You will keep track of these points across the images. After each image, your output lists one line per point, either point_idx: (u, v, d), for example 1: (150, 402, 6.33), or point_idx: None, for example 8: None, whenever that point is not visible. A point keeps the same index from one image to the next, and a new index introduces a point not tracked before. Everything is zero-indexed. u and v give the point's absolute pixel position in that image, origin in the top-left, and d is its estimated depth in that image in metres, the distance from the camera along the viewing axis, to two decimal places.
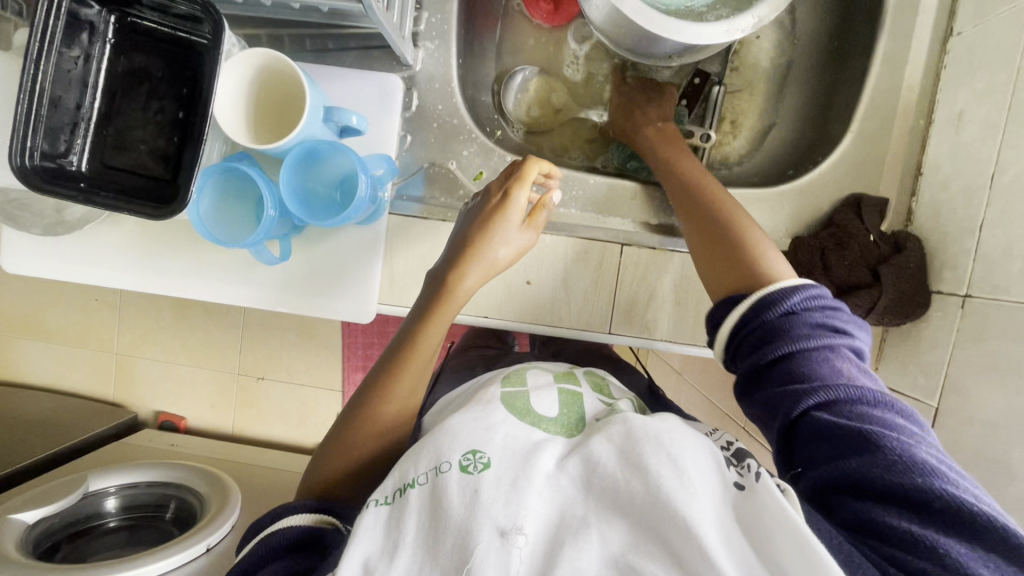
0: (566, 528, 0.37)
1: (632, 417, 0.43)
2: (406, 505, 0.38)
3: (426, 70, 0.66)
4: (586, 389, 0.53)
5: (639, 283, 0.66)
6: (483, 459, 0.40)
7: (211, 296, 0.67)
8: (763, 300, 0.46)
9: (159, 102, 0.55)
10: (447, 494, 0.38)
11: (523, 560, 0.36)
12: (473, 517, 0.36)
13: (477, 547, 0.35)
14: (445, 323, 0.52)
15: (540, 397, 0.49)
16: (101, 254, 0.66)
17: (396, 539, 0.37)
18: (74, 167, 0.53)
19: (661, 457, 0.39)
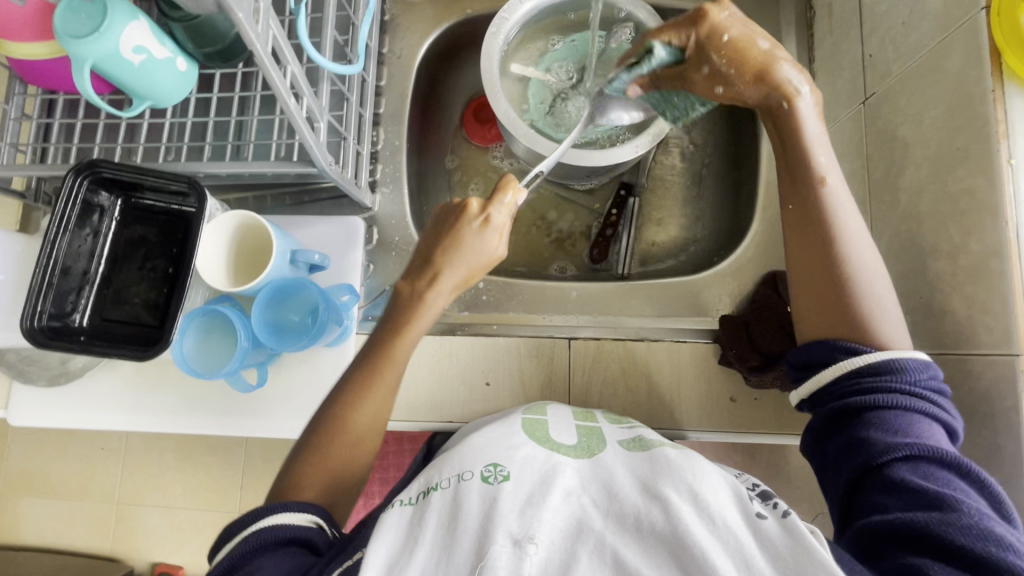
0: (583, 541, 0.44)
1: (664, 450, 0.52)
2: (428, 505, 0.48)
3: (384, 210, 0.77)
4: (603, 422, 0.61)
5: (591, 372, 0.71)
6: (502, 471, 0.50)
7: (194, 429, 0.71)
8: (880, 360, 0.46)
9: (153, 262, 0.65)
10: (469, 496, 0.47)
11: (533, 562, 0.42)
12: (491, 519, 0.45)
13: (495, 550, 0.43)
14: (377, 394, 0.58)
15: (556, 422, 0.60)
16: (97, 399, 0.73)
17: (417, 535, 0.45)
18: (76, 323, 0.61)
19: (681, 487, 0.46)
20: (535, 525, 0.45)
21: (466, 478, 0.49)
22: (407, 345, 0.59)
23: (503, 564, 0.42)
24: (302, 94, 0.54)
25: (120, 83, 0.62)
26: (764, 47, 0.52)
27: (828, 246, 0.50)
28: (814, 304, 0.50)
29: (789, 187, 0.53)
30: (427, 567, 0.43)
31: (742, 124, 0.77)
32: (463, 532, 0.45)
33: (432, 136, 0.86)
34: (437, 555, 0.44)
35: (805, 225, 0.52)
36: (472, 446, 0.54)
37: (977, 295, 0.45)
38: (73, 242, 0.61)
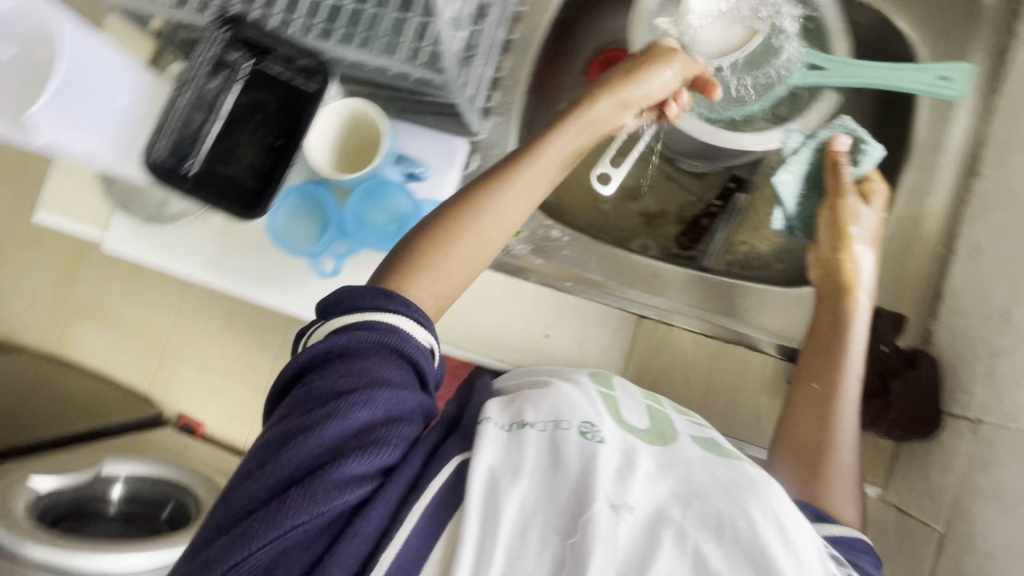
0: (665, 522, 0.45)
1: (746, 469, 0.50)
2: (524, 438, 0.49)
3: (489, 138, 0.75)
4: (671, 411, 0.60)
5: (653, 354, 0.70)
6: (597, 433, 0.50)
7: (264, 300, 0.74)
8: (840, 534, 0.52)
9: (265, 131, 0.66)
10: (567, 448, 0.49)
11: (626, 530, 0.44)
12: (588, 477, 0.46)
13: (596, 510, 0.44)
14: (528, 175, 0.58)
15: (623, 402, 0.58)
16: (179, 246, 0.77)
17: (518, 462, 0.47)
18: (185, 170, 0.63)
19: (768, 518, 0.45)
20: (631, 494, 0.46)
21: (564, 428, 0.50)
22: (563, 140, 0.59)
23: (603, 527, 0.43)
24: None
25: None
26: (862, 210, 0.63)
27: (829, 429, 0.58)
28: (796, 467, 0.57)
29: (812, 366, 0.60)
30: (525, 504, 0.45)
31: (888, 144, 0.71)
32: (563, 483, 0.47)
33: (553, 77, 0.83)
34: (539, 487, 0.46)
35: (825, 400, 0.59)
36: (569, 395, 0.55)
37: None
38: (200, 92, 0.62)
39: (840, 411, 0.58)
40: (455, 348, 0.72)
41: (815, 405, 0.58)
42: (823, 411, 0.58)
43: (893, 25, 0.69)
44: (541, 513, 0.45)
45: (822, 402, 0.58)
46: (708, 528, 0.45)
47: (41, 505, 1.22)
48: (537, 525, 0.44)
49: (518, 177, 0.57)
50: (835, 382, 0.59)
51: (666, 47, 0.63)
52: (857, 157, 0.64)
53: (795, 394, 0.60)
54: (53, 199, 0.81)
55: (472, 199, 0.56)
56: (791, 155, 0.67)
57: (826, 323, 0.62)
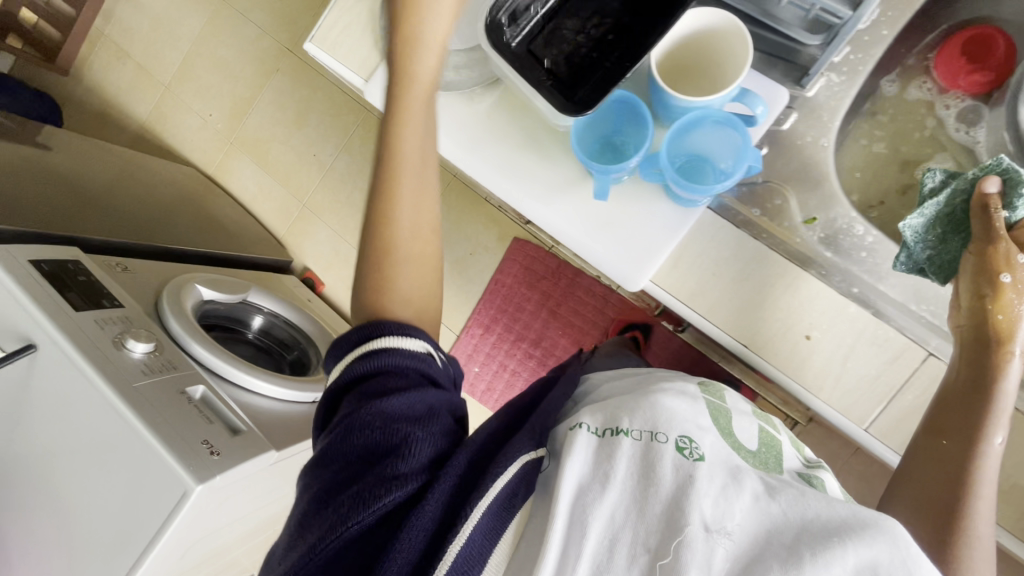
0: (768, 548, 0.48)
1: (859, 508, 0.50)
2: (618, 445, 0.56)
3: (816, 99, 0.65)
4: (783, 439, 0.66)
5: (920, 396, 0.63)
6: (696, 449, 0.56)
7: (510, 199, 0.71)
8: None
9: (598, 20, 0.59)
10: (662, 460, 0.54)
11: (724, 553, 0.49)
12: (680, 498, 0.51)
13: (689, 531, 0.49)
14: (411, 122, 0.62)
15: (740, 421, 0.65)
16: (439, 115, 0.73)
17: (607, 472, 0.54)
18: (507, 36, 0.57)
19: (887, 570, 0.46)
20: (727, 520, 0.50)
21: (660, 441, 0.56)
22: (415, 113, 0.62)
23: (698, 551, 0.48)
24: None
25: None
26: (1018, 259, 0.57)
27: (952, 489, 0.57)
28: (915, 508, 0.58)
29: (943, 424, 0.59)
30: (618, 514, 0.51)
31: None
32: (654, 497, 0.52)
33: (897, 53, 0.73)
34: (629, 503, 0.52)
35: (959, 461, 0.58)
36: (668, 406, 0.60)
37: None
38: None
39: (975, 472, 0.57)
40: (698, 316, 0.67)
41: (936, 466, 0.59)
42: (947, 471, 0.58)
43: None
44: (635, 523, 0.50)
45: (946, 466, 0.58)
46: (819, 556, 0.47)
47: (203, 308, 1.35)
48: (629, 536, 0.50)
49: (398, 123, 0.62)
50: (970, 444, 0.57)
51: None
52: (1012, 200, 0.58)
53: (909, 455, 0.61)
54: (326, 32, 0.79)
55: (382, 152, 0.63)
56: (928, 195, 0.61)
57: (958, 391, 0.60)
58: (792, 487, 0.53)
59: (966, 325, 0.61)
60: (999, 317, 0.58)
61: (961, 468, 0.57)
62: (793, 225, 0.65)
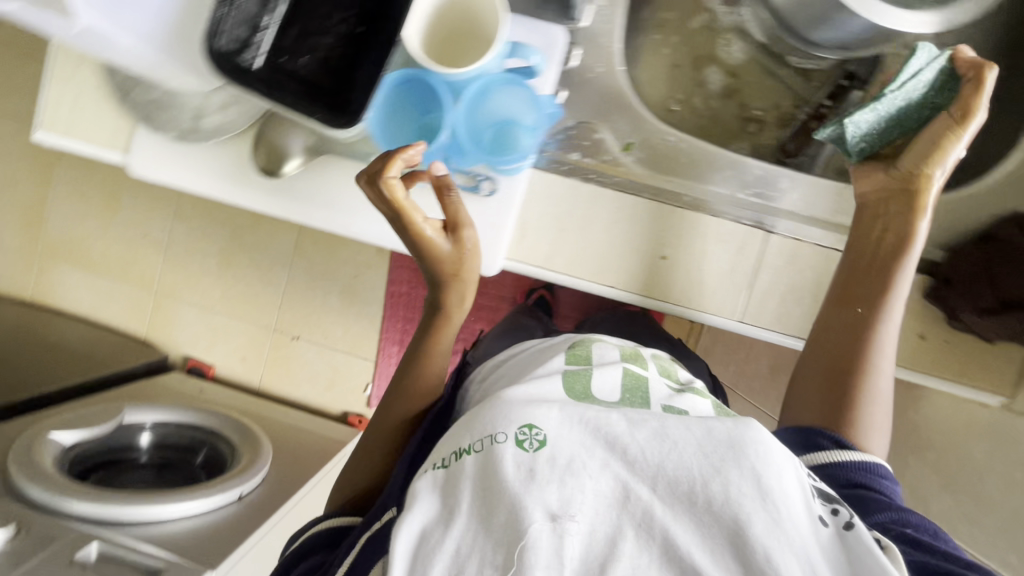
0: (628, 516, 0.42)
1: (715, 425, 0.44)
2: (461, 471, 0.47)
3: (592, 28, 0.64)
4: (652, 373, 0.59)
5: (779, 274, 0.64)
6: (537, 435, 0.46)
7: (339, 227, 0.65)
8: (865, 460, 0.52)
9: (343, 14, 0.53)
10: (502, 461, 0.45)
11: (574, 544, 0.41)
12: (524, 496, 0.42)
13: (530, 529, 0.41)
14: (457, 307, 0.63)
15: (601, 371, 0.57)
16: (229, 167, 0.65)
17: (452, 506, 0.45)
18: (250, 63, 0.51)
19: (746, 477, 0.42)
20: (574, 502, 0.42)
21: (499, 441, 0.46)
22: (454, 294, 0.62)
23: (546, 548, 0.40)
24: None
25: None
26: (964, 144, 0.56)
27: (864, 356, 0.57)
28: (823, 394, 0.58)
29: (855, 291, 0.58)
30: (462, 543, 0.43)
31: None
32: (499, 508, 0.43)
33: None
34: (473, 528, 0.43)
35: (865, 325, 0.57)
36: (506, 397, 0.50)
37: None
38: None
39: (880, 334, 0.57)
40: (560, 276, 0.65)
41: (850, 339, 0.58)
42: (857, 341, 0.57)
43: None
44: (480, 544, 0.42)
45: (864, 334, 0.57)
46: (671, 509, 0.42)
47: (69, 455, 1.16)
48: (476, 562, 0.42)
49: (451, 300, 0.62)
50: (877, 304, 0.57)
51: (388, 182, 0.52)
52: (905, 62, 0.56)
53: (821, 326, 0.60)
54: (52, 111, 0.66)
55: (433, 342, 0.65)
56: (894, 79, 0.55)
57: (869, 248, 0.58)
58: (651, 419, 0.46)
59: (879, 188, 0.59)
60: (916, 174, 0.56)
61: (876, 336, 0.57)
62: (613, 157, 0.65)
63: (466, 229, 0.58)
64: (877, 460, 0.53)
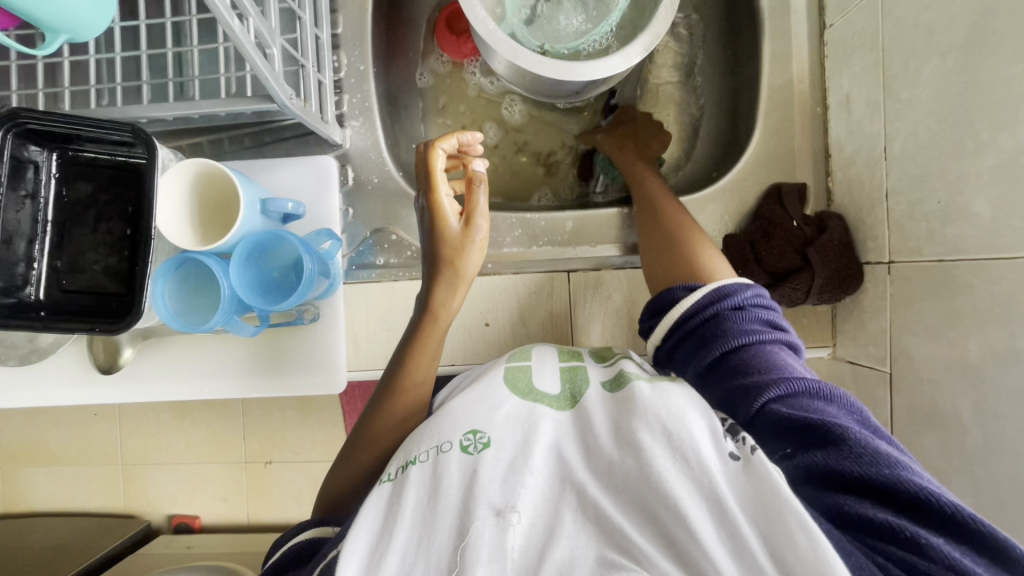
0: (562, 502, 0.39)
1: (636, 390, 0.43)
2: (406, 481, 0.40)
3: (356, 146, 0.70)
4: (591, 363, 0.51)
5: (593, 304, 0.69)
6: (483, 438, 0.42)
7: (188, 395, 0.68)
8: (707, 293, 0.51)
9: (107, 223, 0.58)
10: (447, 473, 0.40)
11: (517, 535, 0.38)
12: (471, 492, 0.39)
13: (474, 524, 0.38)
14: (432, 349, 0.54)
15: (539, 367, 0.50)
16: (74, 374, 0.69)
17: (397, 514, 0.39)
18: (32, 297, 0.56)
19: (656, 438, 0.39)
20: (517, 493, 0.39)
21: (444, 450, 0.41)
22: (424, 360, 0.54)
23: (488, 541, 0.37)
24: (243, 12, 0.46)
25: (29, 17, 0.50)
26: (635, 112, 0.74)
27: (666, 229, 0.59)
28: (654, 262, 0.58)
29: (651, 216, 0.62)
30: (408, 551, 0.38)
31: (739, 23, 0.71)
32: (444, 505, 0.39)
33: (402, 47, 0.77)
34: (418, 534, 0.39)
35: (655, 222, 0.61)
36: (451, 404, 0.45)
37: (1003, 195, 0.43)
38: (13, 203, 0.54)
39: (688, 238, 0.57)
40: None
41: (660, 243, 0.59)
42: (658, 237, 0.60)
43: None
44: (426, 549, 0.38)
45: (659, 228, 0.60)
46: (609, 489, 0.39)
47: None
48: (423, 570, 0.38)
49: (427, 344, 0.54)
50: (647, 200, 0.63)
51: (432, 150, 0.54)
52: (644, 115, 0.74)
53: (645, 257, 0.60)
54: None
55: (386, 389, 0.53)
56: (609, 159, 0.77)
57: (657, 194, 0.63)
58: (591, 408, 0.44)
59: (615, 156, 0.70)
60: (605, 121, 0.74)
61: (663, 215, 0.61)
62: (414, 250, 0.71)
63: (480, 217, 0.54)
64: (752, 283, 0.51)
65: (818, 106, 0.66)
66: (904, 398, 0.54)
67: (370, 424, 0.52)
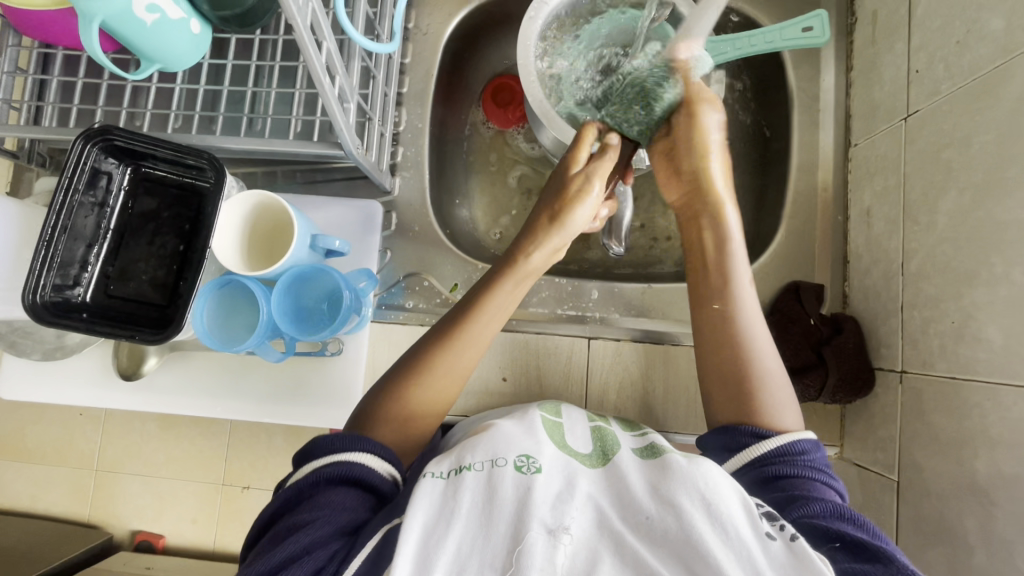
0: (604, 543, 0.41)
1: (676, 455, 0.46)
2: (462, 482, 0.44)
3: (403, 194, 0.75)
4: (616, 426, 0.56)
5: (610, 372, 0.70)
6: (535, 463, 0.46)
7: (202, 411, 0.69)
8: (782, 443, 0.50)
9: (163, 238, 0.62)
10: (501, 485, 0.43)
11: (566, 554, 0.40)
12: (525, 506, 0.42)
13: (528, 538, 0.40)
14: (513, 291, 0.58)
15: (572, 426, 0.54)
16: (93, 377, 0.70)
17: (453, 507, 0.42)
18: (79, 298, 0.58)
19: (694, 494, 0.42)
20: (566, 515, 0.42)
21: (499, 464, 0.45)
22: (514, 288, 0.58)
23: (539, 554, 0.39)
24: (333, 74, 0.51)
25: (127, 42, 0.53)
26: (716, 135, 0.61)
27: (738, 364, 0.55)
28: (728, 395, 0.55)
29: (706, 286, 0.59)
30: (461, 545, 0.41)
31: (769, 128, 0.77)
32: (498, 516, 0.42)
33: (457, 109, 0.83)
34: (474, 531, 0.41)
35: (724, 317, 0.57)
36: (500, 429, 0.50)
37: (1014, 326, 0.46)
38: (81, 209, 0.57)
39: (745, 319, 0.57)
40: None
41: (722, 362, 0.56)
42: (727, 372, 0.55)
43: (750, 20, 0.75)
44: (480, 550, 0.40)
45: (724, 349, 0.56)
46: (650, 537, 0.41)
47: None
48: (475, 566, 0.40)
49: (502, 299, 0.58)
50: (725, 291, 0.58)
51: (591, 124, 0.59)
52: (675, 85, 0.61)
53: (699, 345, 0.58)
54: None
55: (455, 340, 0.56)
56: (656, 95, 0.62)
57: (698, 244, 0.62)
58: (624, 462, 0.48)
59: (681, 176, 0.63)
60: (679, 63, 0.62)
61: (741, 344, 0.56)
62: (443, 298, 0.73)
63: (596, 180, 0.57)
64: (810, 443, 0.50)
65: (841, 212, 0.70)
66: (911, 508, 0.55)
67: (420, 384, 0.55)
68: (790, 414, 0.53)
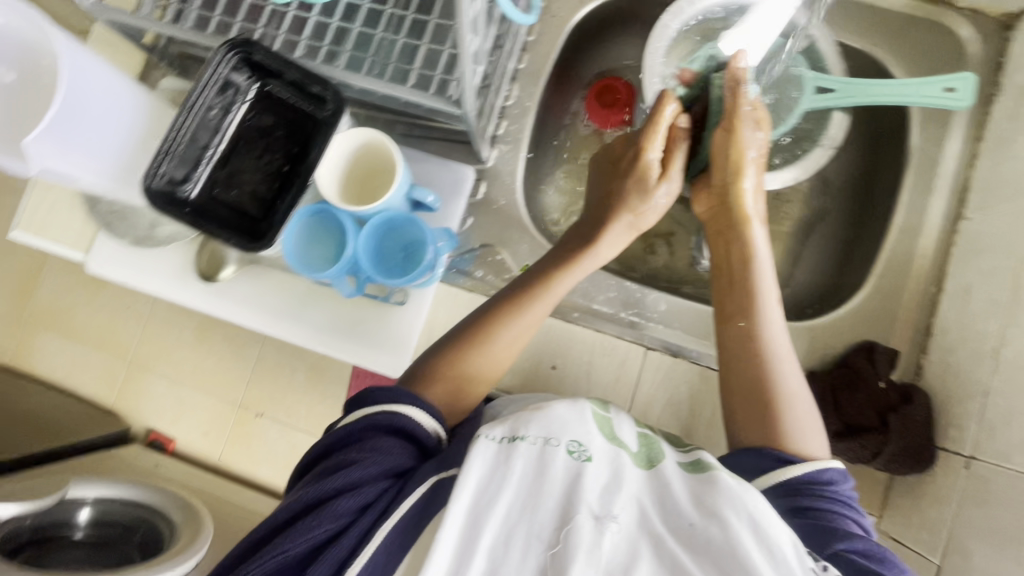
0: (646, 541, 0.41)
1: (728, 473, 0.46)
2: (514, 452, 0.44)
3: (497, 167, 0.76)
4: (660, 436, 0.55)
5: (659, 386, 0.70)
6: (585, 451, 0.46)
7: (262, 326, 0.71)
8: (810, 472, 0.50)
9: (271, 156, 0.64)
10: (553, 462, 0.44)
11: (610, 541, 0.40)
12: (575, 489, 0.42)
13: (575, 521, 0.40)
14: (522, 317, 0.60)
15: (619, 422, 0.53)
16: (171, 271, 0.73)
17: (504, 473, 0.43)
18: (186, 195, 0.61)
19: (744, 516, 0.42)
20: (613, 504, 0.42)
21: (552, 444, 0.45)
22: (537, 309, 0.61)
23: (587, 538, 0.39)
24: (475, 32, 0.52)
25: None
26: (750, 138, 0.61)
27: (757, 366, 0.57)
28: (743, 386, 0.57)
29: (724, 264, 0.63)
30: (510, 510, 0.41)
31: (876, 182, 0.75)
32: (547, 494, 0.42)
33: (563, 95, 0.83)
34: (520, 501, 0.42)
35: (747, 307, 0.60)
36: (548, 408, 0.50)
37: None
38: (208, 112, 0.60)
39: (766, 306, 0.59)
40: None
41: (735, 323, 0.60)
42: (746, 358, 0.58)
43: (883, 70, 0.73)
44: (525, 518, 0.41)
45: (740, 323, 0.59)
46: (693, 547, 0.41)
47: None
48: (522, 536, 0.40)
49: (537, 302, 0.61)
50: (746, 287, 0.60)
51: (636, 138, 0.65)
52: None
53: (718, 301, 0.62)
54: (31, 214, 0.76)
55: (486, 332, 0.59)
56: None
57: (726, 263, 0.63)
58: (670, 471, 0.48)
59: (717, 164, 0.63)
60: None
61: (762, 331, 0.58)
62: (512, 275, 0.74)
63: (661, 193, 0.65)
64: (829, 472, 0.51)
65: (936, 283, 0.67)
66: None
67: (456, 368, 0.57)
68: (815, 437, 0.54)
